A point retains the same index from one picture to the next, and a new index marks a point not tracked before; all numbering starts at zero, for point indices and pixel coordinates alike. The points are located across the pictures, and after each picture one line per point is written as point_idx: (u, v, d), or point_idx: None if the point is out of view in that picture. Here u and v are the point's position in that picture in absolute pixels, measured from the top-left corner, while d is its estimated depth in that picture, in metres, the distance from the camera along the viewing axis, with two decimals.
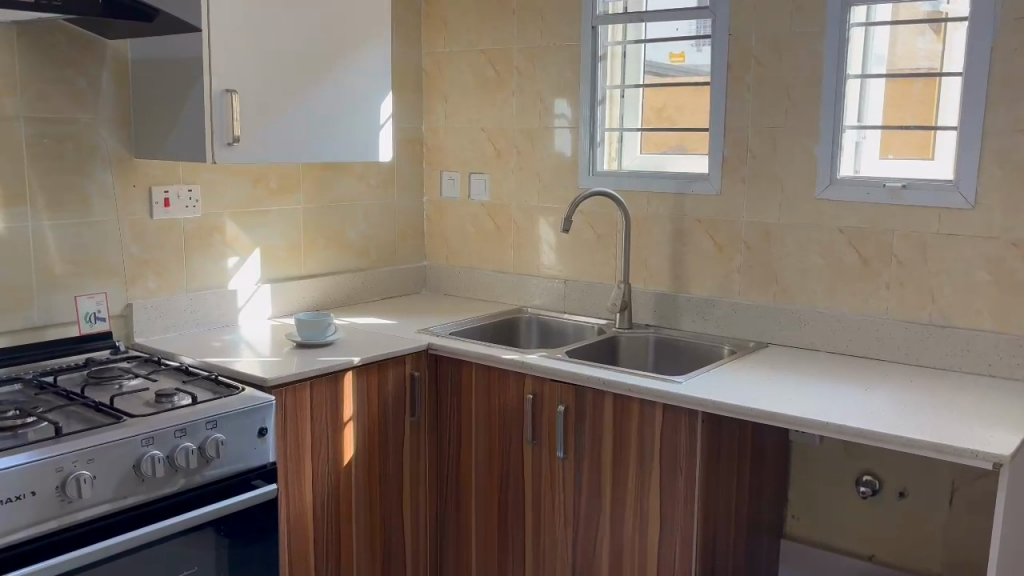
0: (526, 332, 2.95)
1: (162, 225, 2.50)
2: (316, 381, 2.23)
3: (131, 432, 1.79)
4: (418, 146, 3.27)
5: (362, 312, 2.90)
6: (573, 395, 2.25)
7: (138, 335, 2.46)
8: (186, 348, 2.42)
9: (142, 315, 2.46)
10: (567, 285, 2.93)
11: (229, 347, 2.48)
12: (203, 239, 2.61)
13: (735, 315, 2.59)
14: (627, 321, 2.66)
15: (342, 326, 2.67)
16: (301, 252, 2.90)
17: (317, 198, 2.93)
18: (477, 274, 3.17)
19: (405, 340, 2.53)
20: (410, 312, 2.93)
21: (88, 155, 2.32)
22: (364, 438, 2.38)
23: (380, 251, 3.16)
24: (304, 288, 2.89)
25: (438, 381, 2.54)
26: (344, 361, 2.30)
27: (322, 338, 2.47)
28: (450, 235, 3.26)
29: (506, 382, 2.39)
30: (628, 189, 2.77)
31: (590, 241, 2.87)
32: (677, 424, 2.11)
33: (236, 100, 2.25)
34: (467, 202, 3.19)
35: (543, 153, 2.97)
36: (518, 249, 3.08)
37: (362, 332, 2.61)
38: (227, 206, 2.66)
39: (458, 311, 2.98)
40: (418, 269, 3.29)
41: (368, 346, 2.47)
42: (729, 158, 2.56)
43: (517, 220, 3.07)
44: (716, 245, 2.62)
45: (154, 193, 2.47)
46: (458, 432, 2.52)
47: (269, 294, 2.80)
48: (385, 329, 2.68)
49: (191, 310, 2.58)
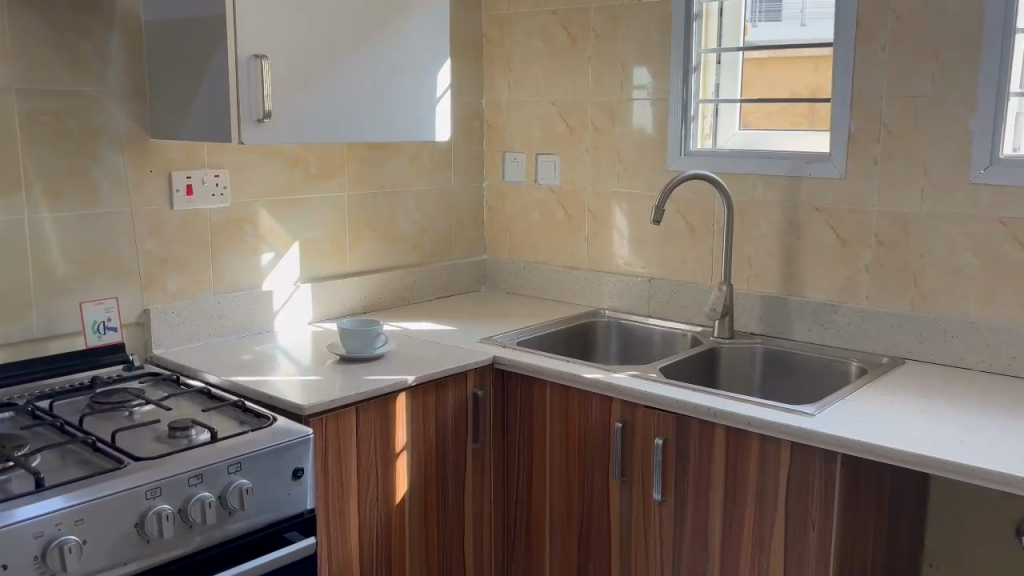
0: (604, 339, 2.54)
1: (184, 216, 2.15)
2: (363, 406, 1.86)
3: (133, 482, 1.43)
4: (478, 124, 2.87)
5: (416, 316, 2.52)
6: (673, 425, 1.85)
7: (157, 347, 2.11)
8: (212, 363, 2.06)
9: (160, 322, 2.11)
10: (652, 285, 2.51)
11: (262, 360, 2.11)
12: (232, 232, 2.25)
13: (862, 324, 2.15)
14: (726, 329, 2.28)
15: (393, 334, 2.29)
16: (346, 245, 2.52)
17: (364, 183, 2.55)
18: (545, 269, 2.77)
19: (467, 354, 2.14)
20: (471, 316, 2.54)
21: (95, 134, 1.97)
22: (420, 471, 2.00)
23: (435, 243, 2.78)
24: (349, 287, 2.52)
25: (505, 402, 2.15)
26: (398, 381, 1.92)
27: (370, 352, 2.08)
28: (514, 225, 2.85)
29: (589, 406, 1.99)
30: (729, 172, 2.34)
31: (681, 232, 2.44)
32: (809, 468, 1.69)
33: (266, 67, 1.88)
34: (534, 187, 2.78)
35: (624, 130, 2.55)
36: (593, 242, 2.67)
37: (415, 343, 2.22)
38: (259, 194, 2.30)
39: (525, 313, 2.58)
40: (477, 264, 2.90)
41: (424, 361, 2.09)
42: (857, 134, 2.12)
43: (592, 208, 2.65)
44: (839, 239, 2.18)
45: (175, 179, 2.11)
46: (529, 461, 2.13)
47: (310, 295, 2.42)
48: (442, 338, 2.29)
49: (219, 317, 2.22)
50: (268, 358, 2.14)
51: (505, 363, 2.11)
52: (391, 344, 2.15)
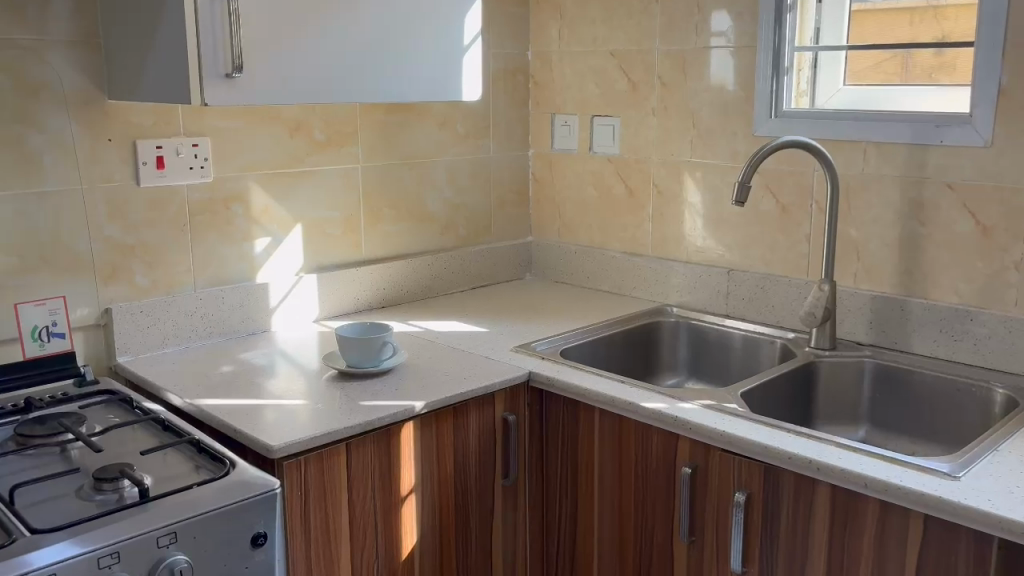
0: (670, 344, 2.09)
1: (154, 194, 1.76)
2: (356, 442, 1.46)
3: (19, 569, 1.05)
4: (523, 81, 2.42)
5: (443, 312, 2.11)
6: (761, 477, 1.40)
7: (121, 356, 1.74)
8: (183, 375, 1.68)
9: (125, 325, 1.74)
10: (732, 278, 2.06)
11: (245, 372, 1.72)
12: (217, 213, 1.86)
13: (1008, 339, 1.66)
14: (826, 338, 1.81)
15: (411, 338, 1.89)
16: (361, 227, 2.12)
17: (382, 153, 2.13)
18: (601, 255, 2.32)
19: (495, 368, 1.71)
20: (509, 311, 2.12)
21: (34, 95, 1.59)
22: (434, 518, 1.60)
23: (471, 223, 2.36)
24: (364, 278, 2.11)
25: (543, 430, 1.73)
26: (402, 408, 1.51)
27: (378, 367, 1.68)
28: (564, 202, 2.41)
29: (649, 443, 1.56)
30: (833, 138, 1.85)
31: (769, 214, 1.98)
32: (951, 552, 1.22)
33: (234, 6, 1.46)
34: (588, 156, 2.32)
35: (699, 86, 2.07)
36: (659, 223, 2.20)
37: (435, 351, 1.81)
38: (252, 166, 1.90)
39: (573, 309, 2.15)
40: (521, 247, 2.47)
41: (441, 377, 1.67)
42: (1010, 89, 1.60)
43: (657, 182, 2.19)
44: (978, 227, 1.68)
45: (141, 149, 1.73)
46: (574, 504, 1.71)
47: (315, 289, 2.03)
48: (468, 344, 1.87)
49: (200, 317, 1.85)
50: (254, 368, 1.75)
51: (543, 381, 1.69)
52: (402, 353, 1.75)
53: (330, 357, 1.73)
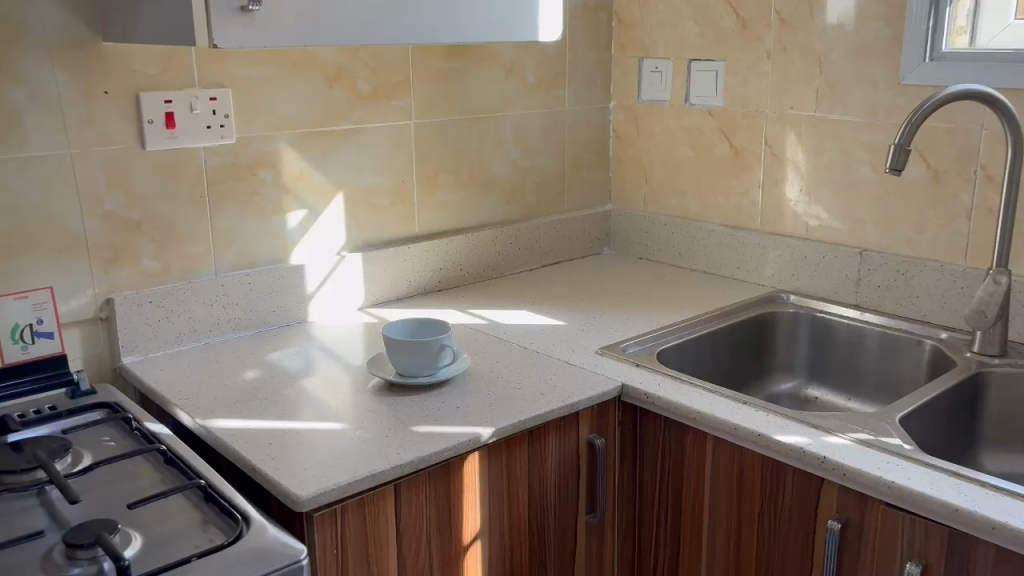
0: (785, 340, 1.74)
1: (163, 159, 1.45)
2: (407, 483, 1.14)
3: None
4: (605, 19, 2.04)
5: (511, 298, 1.78)
6: (942, 547, 1.05)
7: (125, 357, 1.44)
8: (198, 381, 1.38)
9: (131, 318, 1.44)
10: (865, 261, 1.68)
11: (271, 376, 1.41)
12: (242, 181, 1.54)
13: None
14: (995, 343, 1.44)
15: (475, 334, 1.56)
16: (415, 196, 1.78)
17: (440, 106, 1.78)
18: (697, 228, 1.96)
19: (579, 379, 1.38)
20: (589, 298, 1.78)
21: (9, 37, 1.27)
22: (504, 567, 1.29)
23: (542, 190, 2.01)
24: (418, 257, 1.79)
25: (637, 456, 1.40)
26: (466, 437, 1.19)
27: (434, 377, 1.35)
28: (652, 164, 2.04)
29: (780, 485, 1.22)
30: (1014, 87, 1.45)
31: (918, 183, 1.59)
32: None
33: None
34: (684, 109, 1.95)
35: (828, 22, 1.67)
36: (770, 192, 1.83)
37: (503, 354, 1.48)
38: (284, 124, 1.57)
39: (666, 295, 1.80)
40: (600, 217, 2.12)
41: (512, 391, 1.34)
42: None
43: (770, 141, 1.81)
44: None
45: (145, 104, 1.40)
46: (675, 548, 1.38)
47: (361, 270, 1.71)
48: (543, 342, 1.54)
49: (223, 307, 1.54)
50: (284, 370, 1.43)
51: (640, 399, 1.35)
52: (465, 357, 1.41)
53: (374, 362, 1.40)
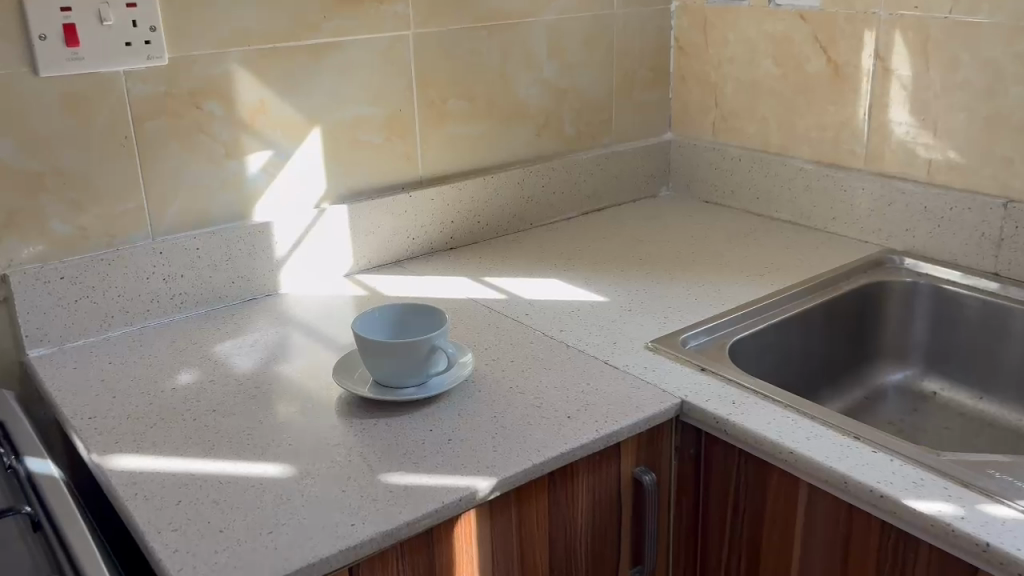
0: (894, 317, 1.34)
1: (68, 89, 1.08)
2: (368, 562, 0.79)
3: None
4: None
5: (540, 263, 1.41)
6: None
7: (31, 349, 1.12)
8: (115, 385, 1.04)
9: (36, 298, 1.11)
10: (1011, 216, 1.26)
11: (211, 378, 1.06)
12: (182, 116, 1.18)
13: None
14: None
15: (490, 317, 1.20)
16: (418, 130, 1.40)
17: (449, 12, 1.38)
18: (781, 167, 1.55)
19: (623, 392, 1.01)
20: (640, 262, 1.40)
21: None
22: None
23: (583, 118, 1.60)
24: (423, 209, 1.42)
25: (699, 491, 1.04)
26: (455, 490, 0.83)
27: (425, 390, 0.99)
28: (723, 84, 1.61)
29: (906, 566, 0.84)
30: None
31: None
32: None
33: None
34: (767, 12, 1.51)
35: None
36: (881, 120, 1.40)
37: (521, 347, 1.11)
38: (236, 39, 1.19)
39: (740, 258, 1.40)
40: (655, 150, 1.71)
41: (530, 408, 0.97)
42: None
43: (884, 52, 1.36)
44: None
45: (33, 13, 1.04)
46: None
47: (348, 229, 1.35)
48: (575, 327, 1.16)
49: (163, 279, 1.20)
50: (231, 367, 1.09)
51: (708, 421, 0.98)
52: (469, 357, 1.04)
53: (344, 364, 1.04)
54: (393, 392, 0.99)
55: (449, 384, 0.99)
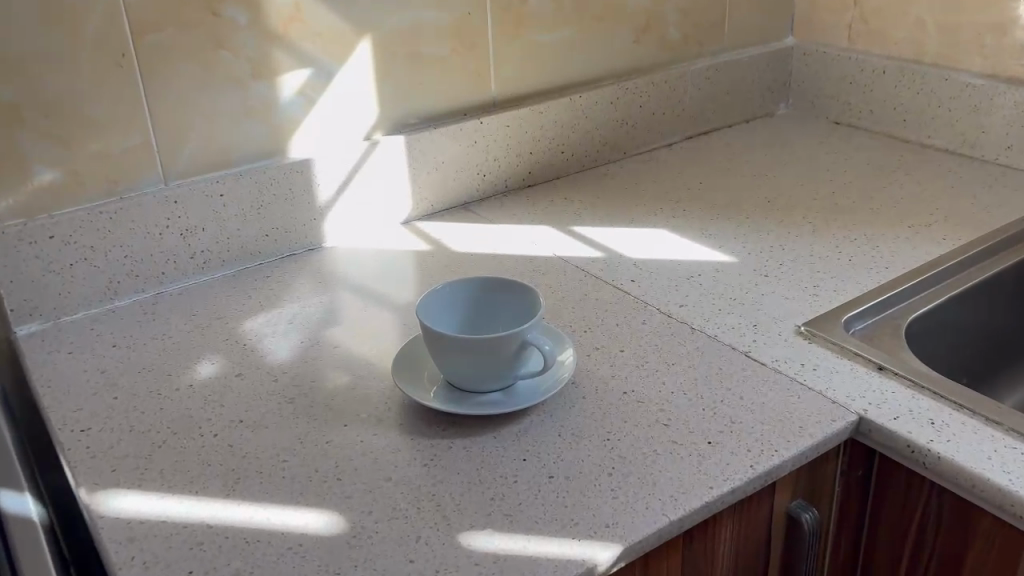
0: None
1: None
2: None
3: None
4: None
5: (639, 208, 1.14)
6: None
7: (19, 327, 0.90)
8: (117, 379, 0.82)
9: (21, 263, 0.88)
10: None
11: (237, 369, 0.83)
12: (195, 27, 0.92)
13: None
14: None
15: (587, 284, 0.95)
16: (491, 40, 1.12)
17: None
18: (939, 83, 1.24)
19: (776, 405, 0.75)
20: (766, 207, 1.12)
21: None
22: None
23: (690, 21, 1.30)
24: (496, 139, 1.16)
25: (866, 527, 0.80)
26: (566, 564, 0.60)
27: (511, 400, 0.75)
28: None
29: None
30: None
31: None
32: None
33: None
34: None
35: None
36: None
37: (633, 337, 0.85)
38: None
39: (894, 201, 1.12)
40: (774, 60, 1.40)
41: (654, 429, 0.73)
42: None
43: None
44: None
45: None
46: None
47: (406, 166, 1.09)
48: (700, 306, 0.90)
49: (180, 234, 0.96)
50: (261, 352, 0.86)
51: (896, 448, 0.72)
52: (571, 350, 0.79)
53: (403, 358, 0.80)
54: (468, 400, 0.75)
55: (545, 393, 0.75)
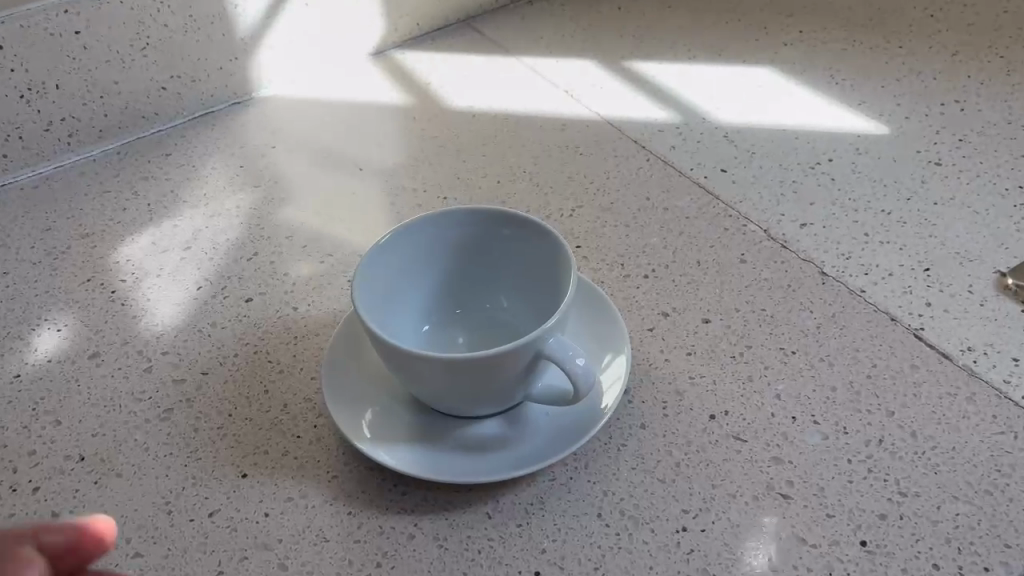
0: None
1: None
2: None
3: None
4: None
5: (730, 26, 0.76)
6: None
7: None
8: None
9: None
10: None
11: (91, 343, 0.53)
12: None
13: None
14: None
15: (650, 177, 0.61)
16: None
17: None
18: None
19: (978, 456, 0.44)
20: (928, 26, 0.74)
21: None
22: None
23: None
24: None
25: None
26: None
27: (513, 451, 0.44)
28: None
29: None
30: None
31: None
32: None
33: None
34: None
35: None
36: None
37: (724, 293, 0.53)
38: None
39: None
40: None
41: (765, 511, 0.42)
42: None
43: None
44: None
45: None
46: None
47: None
48: (832, 233, 0.56)
49: (20, 95, 0.62)
50: (134, 308, 0.55)
51: None
52: (617, 359, 0.47)
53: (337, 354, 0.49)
54: (439, 445, 0.44)
55: (573, 442, 0.43)
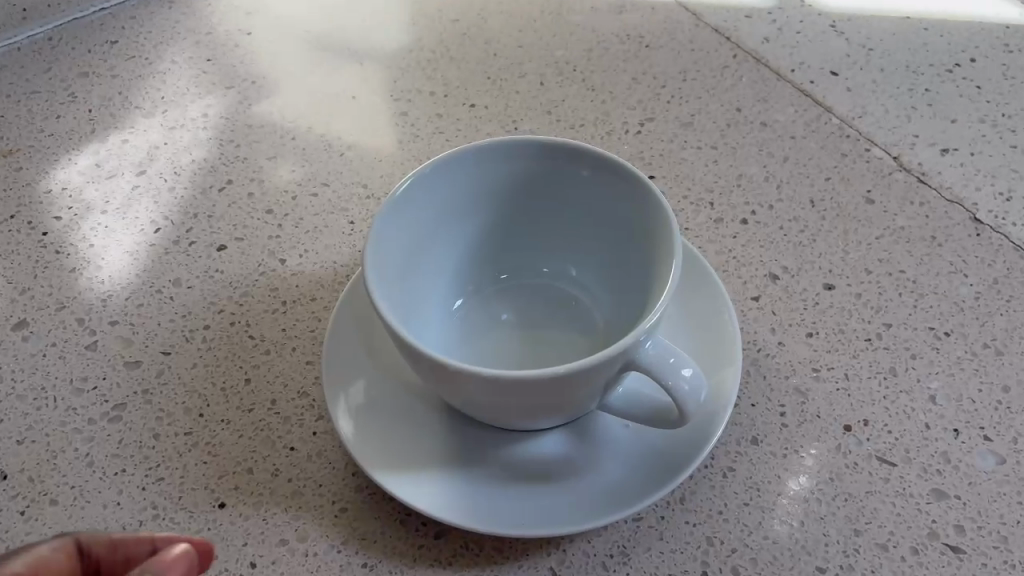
0: None
1: None
2: None
3: None
4: None
5: None
6: None
7: None
8: None
9: None
10: None
11: (16, 308, 0.40)
12: None
13: None
14: None
15: (739, 79, 0.48)
16: None
17: None
18: None
19: None
20: None
21: None
22: None
23: None
24: None
25: None
26: None
27: (585, 487, 0.32)
28: None
29: None
30: None
31: None
32: None
33: None
34: None
35: None
36: None
37: (847, 248, 0.40)
38: None
39: None
40: None
41: (932, 573, 0.31)
42: None
43: None
44: None
45: None
46: None
47: None
48: (985, 161, 0.43)
49: None
50: (72, 257, 0.42)
51: None
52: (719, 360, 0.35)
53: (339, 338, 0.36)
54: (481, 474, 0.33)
55: (668, 480, 0.32)
